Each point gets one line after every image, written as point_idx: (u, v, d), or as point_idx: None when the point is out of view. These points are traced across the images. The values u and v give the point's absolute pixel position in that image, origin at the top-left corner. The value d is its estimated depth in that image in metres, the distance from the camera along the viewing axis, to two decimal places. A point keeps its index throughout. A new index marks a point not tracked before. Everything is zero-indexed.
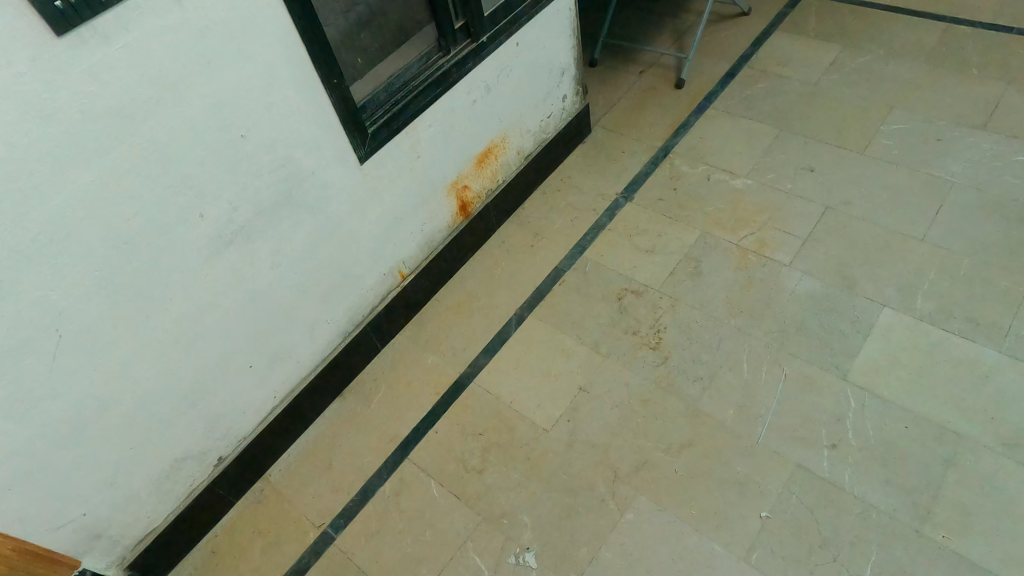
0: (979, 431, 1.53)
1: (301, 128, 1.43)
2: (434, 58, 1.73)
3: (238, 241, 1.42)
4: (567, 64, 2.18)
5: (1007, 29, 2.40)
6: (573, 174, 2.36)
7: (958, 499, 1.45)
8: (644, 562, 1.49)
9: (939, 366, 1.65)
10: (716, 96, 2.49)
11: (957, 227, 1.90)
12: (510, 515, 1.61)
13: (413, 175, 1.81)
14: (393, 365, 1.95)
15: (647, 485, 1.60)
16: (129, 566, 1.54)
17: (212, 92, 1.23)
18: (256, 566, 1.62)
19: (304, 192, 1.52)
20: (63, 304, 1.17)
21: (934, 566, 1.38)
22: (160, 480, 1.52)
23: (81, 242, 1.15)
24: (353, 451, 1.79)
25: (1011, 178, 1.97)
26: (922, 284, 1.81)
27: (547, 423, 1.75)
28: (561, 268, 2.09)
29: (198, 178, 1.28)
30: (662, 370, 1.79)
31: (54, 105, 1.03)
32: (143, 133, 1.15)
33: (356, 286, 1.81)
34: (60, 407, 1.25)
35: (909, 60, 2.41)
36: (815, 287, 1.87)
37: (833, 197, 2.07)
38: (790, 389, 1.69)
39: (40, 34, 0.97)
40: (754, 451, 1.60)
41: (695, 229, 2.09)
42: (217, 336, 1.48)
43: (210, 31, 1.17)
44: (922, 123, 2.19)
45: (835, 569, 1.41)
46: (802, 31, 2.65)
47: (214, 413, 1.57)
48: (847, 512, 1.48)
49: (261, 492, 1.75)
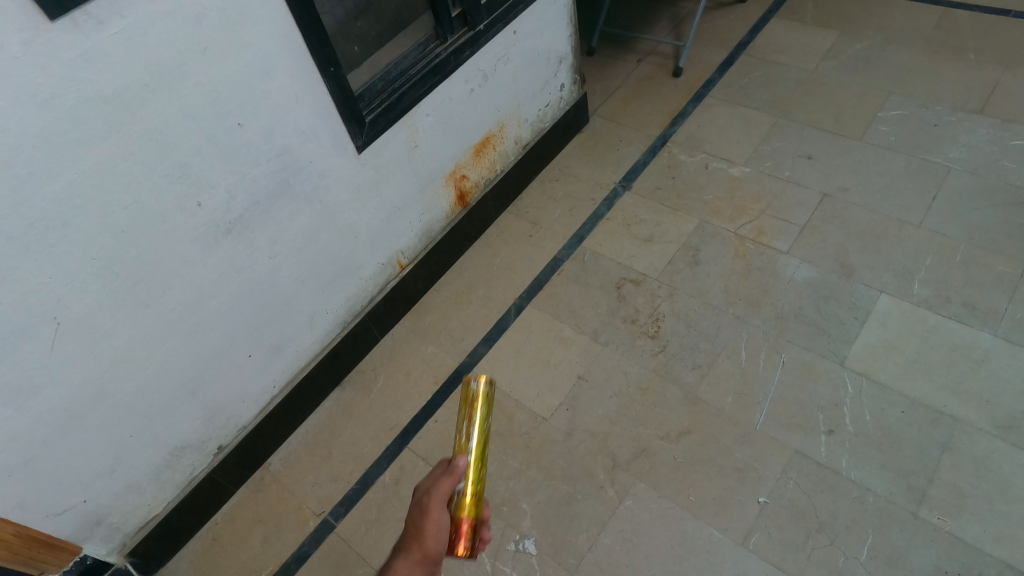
0: (975, 414, 1.54)
1: (298, 116, 1.43)
2: (430, 46, 1.72)
3: (236, 230, 1.42)
4: (565, 53, 2.18)
5: (1004, 13, 2.40)
6: (571, 164, 2.36)
7: (954, 482, 1.46)
8: (642, 547, 1.50)
9: (936, 351, 1.66)
10: (713, 85, 2.49)
11: (954, 213, 1.90)
12: (509, 502, 1.62)
13: (412, 164, 1.81)
14: (392, 355, 1.96)
15: (646, 471, 1.61)
16: (129, 554, 1.56)
17: (208, 80, 1.22)
18: (257, 554, 1.63)
19: (302, 181, 1.52)
20: (61, 291, 1.17)
21: (930, 548, 1.39)
22: (160, 469, 1.53)
23: (78, 228, 1.15)
24: (353, 440, 1.79)
25: (1008, 163, 1.97)
26: (919, 270, 1.81)
27: (546, 411, 1.76)
28: (559, 257, 2.09)
29: (195, 165, 1.28)
30: (660, 358, 1.79)
31: (49, 90, 1.02)
32: (140, 120, 1.15)
33: (355, 276, 1.82)
34: (60, 394, 1.25)
35: (907, 45, 2.40)
36: (813, 275, 1.87)
37: (831, 184, 2.07)
38: (788, 375, 1.69)
39: (33, 18, 0.96)
40: (753, 437, 1.61)
41: (693, 218, 2.09)
42: (217, 324, 1.49)
43: (206, 18, 1.17)
44: (919, 108, 2.19)
45: (832, 553, 1.42)
46: (799, 18, 2.64)
47: (213, 402, 1.58)
48: (844, 496, 1.49)
49: (260, 480, 1.76)
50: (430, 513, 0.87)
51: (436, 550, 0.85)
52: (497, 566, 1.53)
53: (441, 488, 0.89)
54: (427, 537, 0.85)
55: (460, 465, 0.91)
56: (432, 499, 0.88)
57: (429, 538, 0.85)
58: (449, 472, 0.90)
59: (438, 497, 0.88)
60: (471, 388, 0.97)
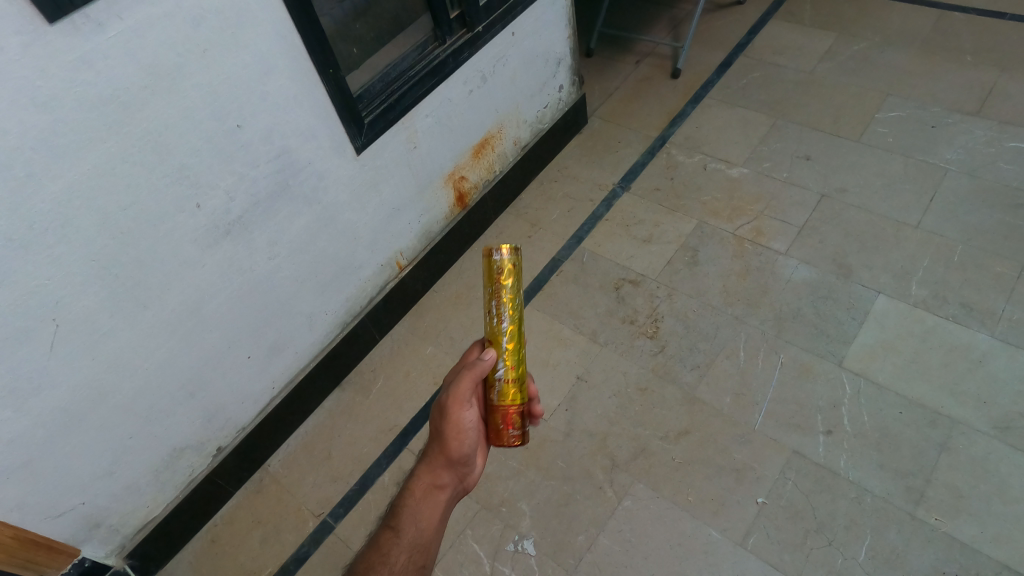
0: (972, 415, 1.55)
1: (297, 118, 1.43)
2: (429, 48, 1.73)
3: (235, 232, 1.42)
4: (564, 54, 2.18)
5: (1001, 15, 2.41)
6: (570, 164, 2.37)
7: (951, 482, 1.47)
8: (641, 548, 1.50)
9: (934, 351, 1.66)
10: (712, 86, 2.49)
11: (952, 213, 1.91)
12: (508, 502, 1.62)
13: (411, 165, 1.81)
14: (392, 355, 1.96)
15: (645, 472, 1.61)
16: (129, 555, 1.56)
17: (207, 81, 1.22)
18: (256, 554, 1.63)
19: (301, 183, 1.52)
20: (60, 293, 1.17)
21: (928, 548, 1.39)
22: (159, 470, 1.53)
23: (77, 230, 1.15)
24: (352, 441, 1.79)
25: (1005, 164, 1.98)
26: (916, 271, 1.82)
27: (545, 412, 1.76)
28: (558, 258, 2.09)
29: (194, 167, 1.28)
30: (659, 358, 1.80)
31: (48, 92, 1.03)
32: (139, 122, 1.16)
33: (355, 277, 1.82)
34: (59, 396, 1.25)
35: (905, 47, 2.41)
36: (811, 275, 1.87)
37: (829, 185, 2.07)
38: (786, 376, 1.70)
39: (31, 20, 0.97)
40: (751, 437, 1.61)
41: (692, 218, 2.10)
42: (216, 325, 1.49)
43: (205, 20, 1.17)
44: (917, 109, 2.20)
45: (831, 553, 1.42)
46: (797, 19, 2.65)
47: (212, 404, 1.58)
48: (843, 496, 1.49)
49: (259, 481, 1.76)
50: (452, 416, 1.06)
51: (462, 445, 1.07)
52: (496, 566, 1.53)
53: (461, 391, 1.05)
54: (451, 439, 1.07)
55: (488, 360, 1.06)
56: (454, 402, 1.06)
57: (455, 436, 1.07)
58: (468, 371, 1.06)
59: (458, 401, 1.05)
60: (493, 262, 1.07)
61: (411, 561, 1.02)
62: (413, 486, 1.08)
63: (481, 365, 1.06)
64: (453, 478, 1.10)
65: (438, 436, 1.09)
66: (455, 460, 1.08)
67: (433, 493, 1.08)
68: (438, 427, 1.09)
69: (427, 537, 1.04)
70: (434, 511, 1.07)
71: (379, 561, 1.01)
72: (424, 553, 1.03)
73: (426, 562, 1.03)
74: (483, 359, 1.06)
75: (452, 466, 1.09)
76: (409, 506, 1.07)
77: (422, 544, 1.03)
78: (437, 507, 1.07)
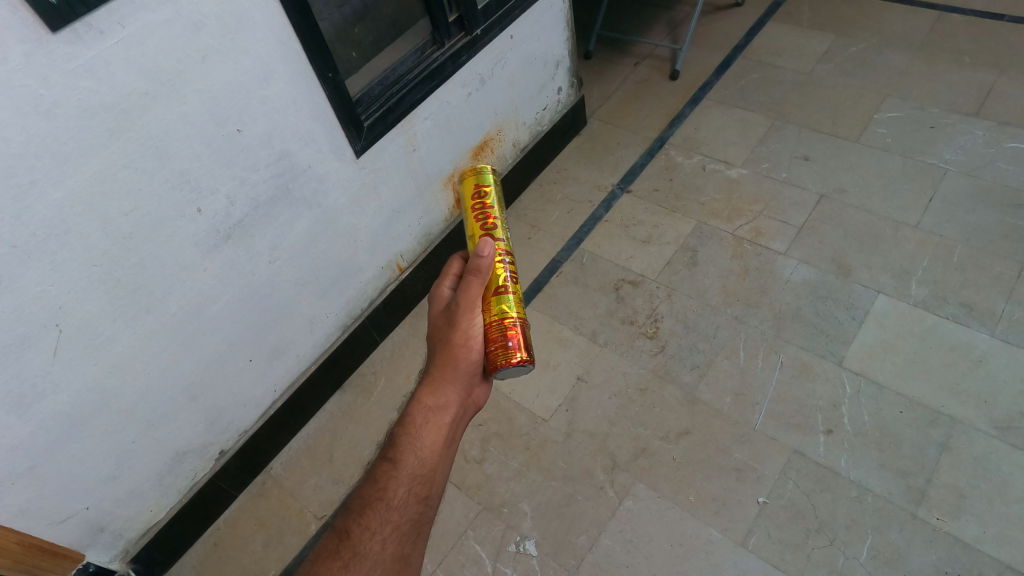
0: (973, 414, 1.55)
1: (298, 122, 1.44)
2: (428, 51, 1.73)
3: (236, 235, 1.43)
4: (562, 56, 2.19)
5: (999, 16, 2.42)
6: (569, 166, 2.38)
7: (952, 481, 1.47)
8: (643, 548, 1.50)
9: (934, 351, 1.67)
10: (710, 87, 2.50)
11: (950, 213, 1.92)
12: (510, 503, 1.63)
13: (410, 167, 1.81)
14: (393, 357, 1.97)
15: (645, 472, 1.61)
16: (132, 559, 1.57)
17: (207, 86, 1.23)
18: (259, 557, 1.64)
19: (301, 186, 1.53)
20: (63, 299, 1.18)
21: (929, 548, 1.40)
22: (162, 474, 1.54)
23: (79, 237, 1.16)
24: (354, 443, 1.80)
25: (1004, 164, 1.98)
26: (916, 270, 1.82)
27: (546, 413, 1.77)
28: (558, 259, 2.10)
29: (195, 171, 1.29)
30: (659, 359, 1.80)
31: (50, 100, 1.04)
32: (141, 127, 1.16)
33: (356, 279, 1.83)
34: (63, 400, 1.26)
35: (904, 48, 2.41)
36: (810, 275, 1.88)
37: (828, 185, 2.08)
38: (785, 376, 1.70)
39: (34, 29, 0.98)
40: (751, 437, 1.62)
41: (691, 219, 2.10)
42: (218, 328, 1.49)
43: (205, 26, 1.18)
44: (916, 110, 2.20)
45: (832, 553, 1.42)
46: (795, 21, 2.66)
47: (214, 407, 1.59)
48: (843, 496, 1.49)
49: (262, 485, 1.77)
50: (459, 328, 1.04)
51: (470, 356, 1.04)
52: (498, 568, 1.54)
53: (470, 297, 1.05)
54: (458, 349, 1.04)
55: (489, 253, 1.07)
56: (465, 308, 1.04)
57: (462, 348, 1.04)
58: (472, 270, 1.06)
59: (471, 308, 1.04)
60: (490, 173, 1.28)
61: (413, 494, 0.97)
62: (412, 414, 1.01)
63: (482, 260, 1.06)
64: (460, 400, 1.04)
65: (443, 351, 1.04)
66: (463, 376, 1.04)
67: (438, 417, 1.01)
68: (444, 341, 1.05)
69: (430, 468, 0.99)
70: (440, 438, 1.00)
71: (377, 496, 0.96)
72: (426, 484, 0.98)
73: (430, 493, 0.98)
74: (483, 256, 1.06)
75: (458, 385, 1.04)
76: (409, 435, 1.00)
77: (426, 476, 0.98)
78: (443, 432, 1.01)
